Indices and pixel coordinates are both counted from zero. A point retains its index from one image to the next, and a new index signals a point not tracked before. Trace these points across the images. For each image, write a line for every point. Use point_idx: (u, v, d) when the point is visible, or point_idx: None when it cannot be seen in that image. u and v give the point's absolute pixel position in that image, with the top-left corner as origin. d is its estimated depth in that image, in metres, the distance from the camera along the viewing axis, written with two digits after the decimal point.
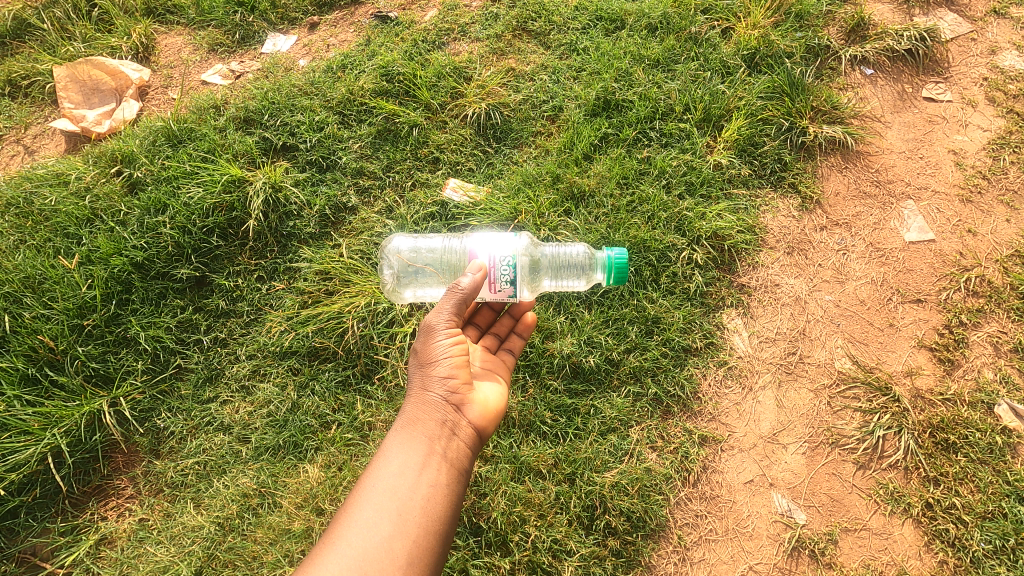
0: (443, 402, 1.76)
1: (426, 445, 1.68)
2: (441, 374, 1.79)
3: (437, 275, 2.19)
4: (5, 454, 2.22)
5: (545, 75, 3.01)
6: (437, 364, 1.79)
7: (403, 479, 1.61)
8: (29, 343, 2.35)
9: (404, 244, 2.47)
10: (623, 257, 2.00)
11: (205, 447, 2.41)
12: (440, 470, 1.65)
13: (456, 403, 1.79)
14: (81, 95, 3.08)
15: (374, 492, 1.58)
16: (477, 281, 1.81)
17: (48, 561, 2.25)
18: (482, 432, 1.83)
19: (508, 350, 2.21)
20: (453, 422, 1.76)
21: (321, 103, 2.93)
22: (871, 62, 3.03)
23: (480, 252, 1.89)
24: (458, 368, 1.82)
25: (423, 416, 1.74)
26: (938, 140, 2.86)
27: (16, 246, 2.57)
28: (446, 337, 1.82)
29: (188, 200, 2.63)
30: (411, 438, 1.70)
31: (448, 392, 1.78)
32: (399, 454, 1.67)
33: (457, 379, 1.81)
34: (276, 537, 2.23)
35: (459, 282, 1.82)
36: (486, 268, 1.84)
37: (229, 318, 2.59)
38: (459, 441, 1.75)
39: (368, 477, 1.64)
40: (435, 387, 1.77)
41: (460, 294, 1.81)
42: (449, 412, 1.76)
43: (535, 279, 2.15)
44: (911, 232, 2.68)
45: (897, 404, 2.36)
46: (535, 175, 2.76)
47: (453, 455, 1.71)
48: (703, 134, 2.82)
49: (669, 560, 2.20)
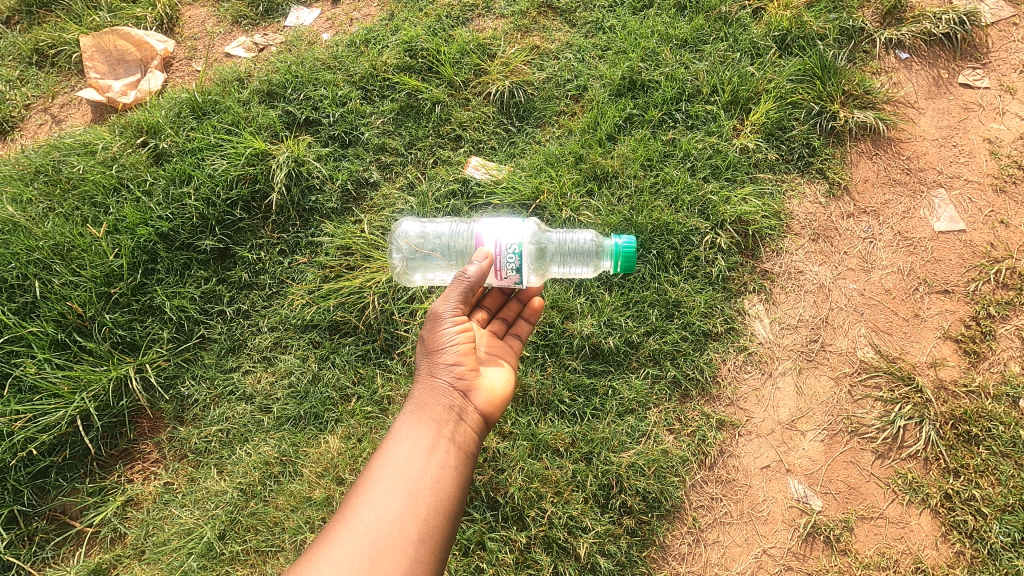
0: (450, 387, 1.77)
1: (435, 429, 1.70)
2: (448, 361, 1.79)
3: (444, 260, 2.20)
4: (37, 416, 2.30)
5: (570, 54, 2.97)
6: (444, 352, 1.80)
7: (412, 461, 1.62)
8: (59, 309, 2.40)
9: (412, 230, 2.50)
10: (631, 245, 1.98)
11: (228, 415, 2.46)
12: (448, 453, 1.67)
13: (464, 388, 1.79)
14: (107, 66, 3.09)
15: (384, 474, 1.59)
16: (483, 268, 1.82)
17: (77, 519, 2.33)
18: (490, 416, 1.84)
19: (516, 335, 2.18)
20: (461, 407, 1.77)
21: (344, 77, 2.91)
22: (907, 46, 2.93)
23: (485, 238, 1.88)
24: (465, 355, 1.82)
25: (431, 402, 1.75)
26: (973, 128, 2.78)
27: (45, 213, 2.61)
28: (453, 324, 1.82)
29: (212, 172, 2.64)
30: (420, 422, 1.71)
31: (456, 378, 1.79)
32: (408, 437, 1.68)
33: (464, 365, 1.81)
34: (297, 504, 2.30)
35: (466, 270, 1.83)
36: (491, 255, 1.85)
37: (251, 290, 2.62)
38: (467, 425, 1.75)
39: (378, 458, 1.65)
40: (442, 374, 1.78)
41: (467, 281, 1.82)
42: (456, 398, 1.77)
43: (542, 266, 2.13)
44: (942, 222, 2.63)
45: (919, 395, 2.34)
46: (558, 155, 2.73)
47: (461, 438, 1.72)
48: (730, 117, 2.77)
49: (683, 540, 2.23)
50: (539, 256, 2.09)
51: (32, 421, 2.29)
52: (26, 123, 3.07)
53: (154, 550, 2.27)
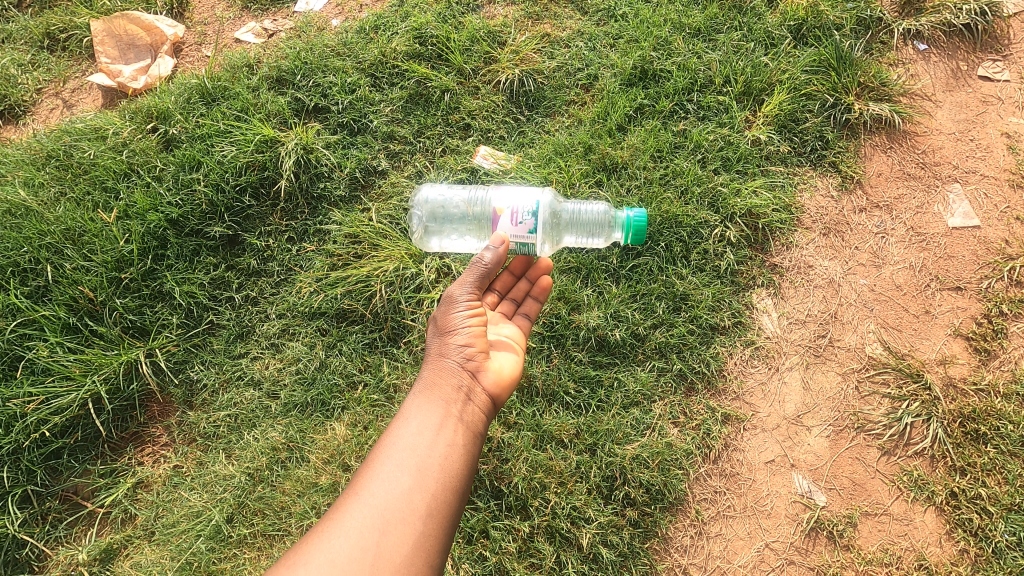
0: (460, 369, 1.78)
1: (443, 408, 1.71)
2: (458, 343, 1.80)
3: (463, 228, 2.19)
4: (50, 398, 2.33)
5: (581, 42, 2.94)
6: (455, 334, 1.81)
7: (421, 439, 1.63)
8: (70, 293, 2.42)
9: (430, 197, 2.49)
10: (642, 218, 1.98)
11: (236, 401, 2.49)
12: (457, 432, 1.67)
13: (473, 369, 1.79)
14: (117, 51, 3.08)
15: (394, 450, 1.61)
16: (497, 253, 1.82)
17: (89, 500, 2.37)
18: (498, 399, 1.84)
19: (525, 316, 2.17)
20: (470, 388, 1.77)
21: (353, 64, 2.90)
22: (926, 37, 2.87)
23: (501, 203, 1.88)
24: (475, 338, 1.82)
25: (441, 382, 1.76)
26: (991, 122, 2.73)
27: (56, 198, 2.62)
28: (465, 307, 1.83)
29: (221, 158, 2.65)
30: (430, 401, 1.73)
31: (465, 360, 1.79)
32: (418, 416, 1.70)
33: (474, 347, 1.81)
34: (303, 489, 2.32)
35: (481, 256, 1.83)
36: (506, 239, 1.86)
37: (260, 277, 2.64)
38: (476, 406, 1.76)
39: (389, 436, 1.67)
40: (452, 355, 1.78)
41: (482, 266, 1.83)
42: (466, 379, 1.77)
43: (556, 234, 2.13)
44: (956, 217, 2.59)
45: (927, 392, 2.32)
46: (568, 145, 2.72)
47: (470, 418, 1.73)
48: (742, 108, 2.73)
49: (685, 532, 2.24)
50: (552, 225, 2.08)
51: (45, 403, 2.32)
52: (38, 107, 3.08)
53: (163, 531, 2.32)
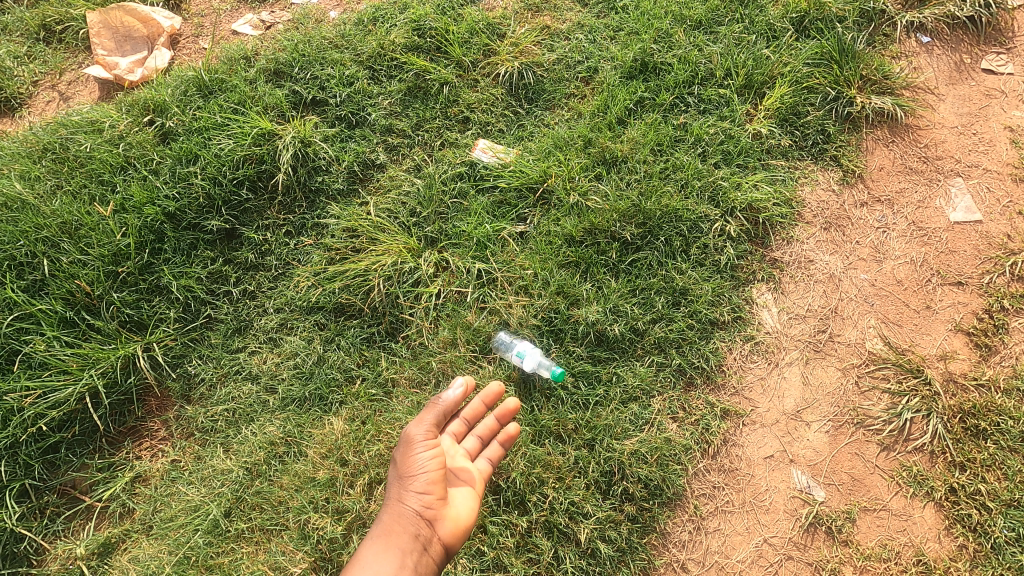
0: (417, 515, 1.85)
1: (399, 557, 1.76)
2: (417, 487, 1.89)
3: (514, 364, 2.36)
4: (47, 392, 2.32)
5: (581, 34, 2.91)
6: (414, 475, 1.90)
7: None
8: (67, 287, 2.41)
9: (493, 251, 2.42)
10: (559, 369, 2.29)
11: (234, 395, 2.48)
12: None
13: (430, 517, 1.87)
14: (113, 42, 3.04)
15: None
16: (459, 395, 2.05)
17: (87, 494, 2.37)
18: (451, 548, 1.90)
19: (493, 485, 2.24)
20: (426, 536, 1.84)
21: (351, 56, 2.87)
22: (929, 29, 2.84)
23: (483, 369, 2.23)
24: (433, 483, 1.90)
25: (397, 528, 1.82)
26: (994, 115, 2.71)
27: (53, 191, 2.60)
28: (425, 448, 1.94)
29: (219, 151, 2.63)
30: (385, 547, 1.77)
31: (423, 507, 1.87)
32: (373, 560, 1.74)
33: (432, 494, 1.89)
34: (301, 484, 2.30)
35: (442, 396, 2.05)
36: (469, 382, 2.12)
37: (258, 271, 2.62)
38: (430, 556, 1.81)
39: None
40: (410, 500, 1.87)
41: (440, 406, 2.03)
42: (423, 526, 1.84)
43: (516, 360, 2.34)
44: (958, 212, 2.57)
45: (928, 387, 2.31)
46: (567, 139, 2.70)
47: (423, 569, 1.78)
48: (743, 101, 2.71)
49: (684, 528, 2.24)
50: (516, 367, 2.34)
51: (42, 397, 2.31)
52: (34, 100, 3.06)
53: (161, 525, 2.31)
